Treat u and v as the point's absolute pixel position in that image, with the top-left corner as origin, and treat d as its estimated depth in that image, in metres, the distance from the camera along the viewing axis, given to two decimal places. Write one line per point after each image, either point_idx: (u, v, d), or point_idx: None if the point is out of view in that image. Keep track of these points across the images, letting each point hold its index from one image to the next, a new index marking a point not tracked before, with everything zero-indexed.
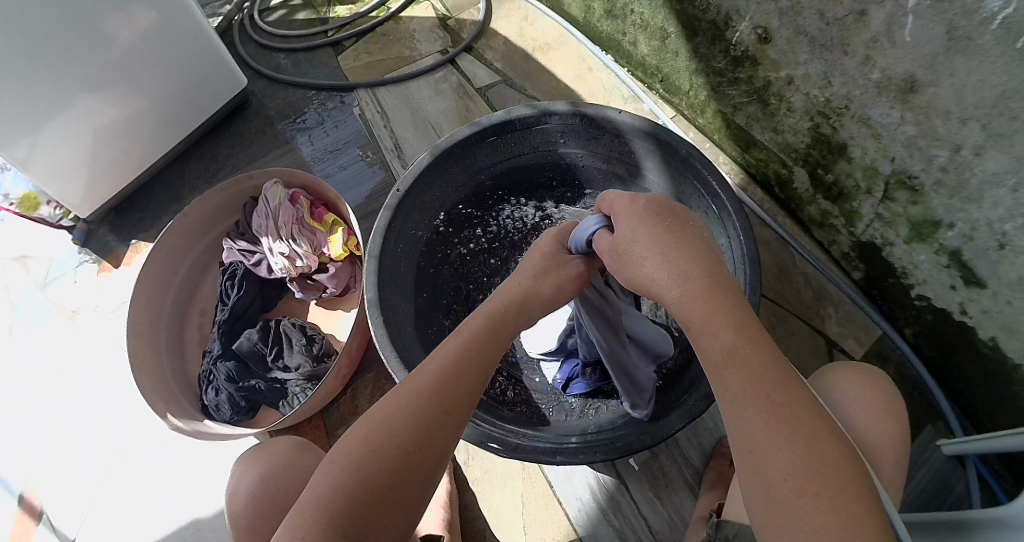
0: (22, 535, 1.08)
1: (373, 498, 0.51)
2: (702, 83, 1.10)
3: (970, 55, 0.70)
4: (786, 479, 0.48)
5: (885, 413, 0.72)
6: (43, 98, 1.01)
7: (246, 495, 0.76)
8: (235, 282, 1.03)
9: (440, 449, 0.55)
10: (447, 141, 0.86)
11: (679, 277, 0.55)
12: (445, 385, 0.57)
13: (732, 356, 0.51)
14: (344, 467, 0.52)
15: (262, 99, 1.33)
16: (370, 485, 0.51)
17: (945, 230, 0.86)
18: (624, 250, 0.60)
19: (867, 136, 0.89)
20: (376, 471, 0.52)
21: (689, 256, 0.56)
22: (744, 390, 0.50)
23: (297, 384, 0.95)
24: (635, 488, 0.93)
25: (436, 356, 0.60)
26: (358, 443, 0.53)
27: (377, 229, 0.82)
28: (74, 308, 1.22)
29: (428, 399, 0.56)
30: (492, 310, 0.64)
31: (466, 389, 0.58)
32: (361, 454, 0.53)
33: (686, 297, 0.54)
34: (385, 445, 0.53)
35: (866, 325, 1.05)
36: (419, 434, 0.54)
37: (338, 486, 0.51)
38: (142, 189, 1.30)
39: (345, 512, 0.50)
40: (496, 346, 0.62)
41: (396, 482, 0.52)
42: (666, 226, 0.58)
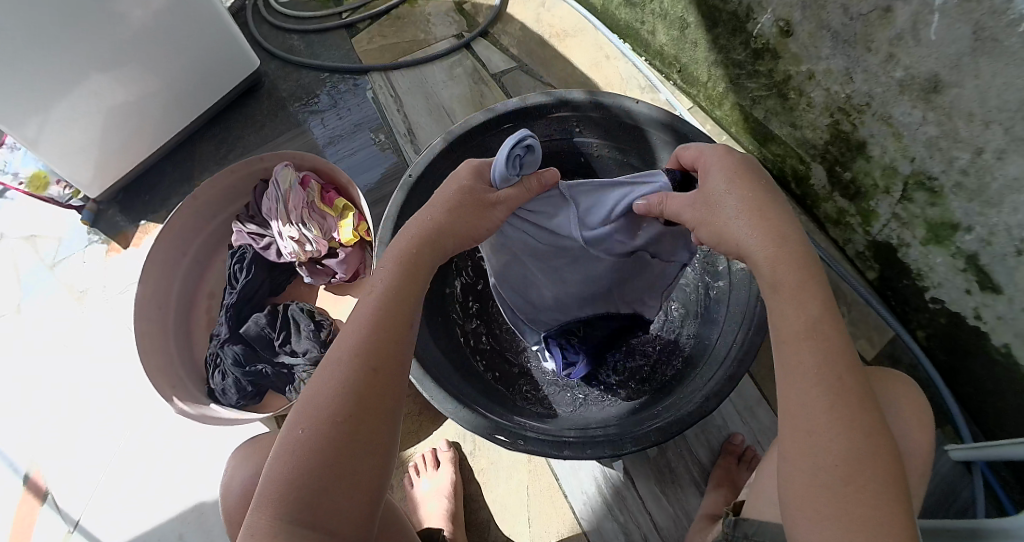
0: (27, 515, 1.08)
1: (315, 477, 0.50)
2: (721, 75, 1.08)
3: (997, 57, 0.69)
4: (837, 465, 0.49)
5: (920, 421, 0.70)
6: (54, 78, 1.00)
7: (239, 492, 0.76)
8: (244, 266, 1.02)
9: (376, 406, 0.53)
10: (461, 127, 0.85)
11: (774, 237, 0.58)
12: (364, 344, 0.55)
13: (811, 330, 0.53)
14: (283, 454, 0.51)
15: (274, 81, 1.32)
16: (308, 464, 0.50)
17: (963, 233, 0.84)
18: (713, 203, 0.62)
19: (888, 135, 0.87)
20: (326, 444, 0.51)
21: (778, 218, 0.59)
22: (814, 370, 0.52)
23: (304, 369, 0.94)
24: (641, 483, 0.92)
25: (353, 319, 0.58)
26: (290, 430, 0.52)
27: (388, 214, 0.81)
28: (82, 289, 1.22)
29: (349, 364, 0.54)
30: (400, 261, 0.63)
31: (389, 340, 0.56)
32: (295, 440, 0.51)
33: (779, 258, 0.57)
34: (330, 415, 0.52)
35: (878, 326, 1.04)
36: (347, 400, 0.52)
37: (280, 478, 0.50)
38: (152, 169, 1.29)
39: (292, 498, 0.49)
40: (407, 289, 0.61)
41: (334, 453, 0.51)
42: (764, 188, 0.61)
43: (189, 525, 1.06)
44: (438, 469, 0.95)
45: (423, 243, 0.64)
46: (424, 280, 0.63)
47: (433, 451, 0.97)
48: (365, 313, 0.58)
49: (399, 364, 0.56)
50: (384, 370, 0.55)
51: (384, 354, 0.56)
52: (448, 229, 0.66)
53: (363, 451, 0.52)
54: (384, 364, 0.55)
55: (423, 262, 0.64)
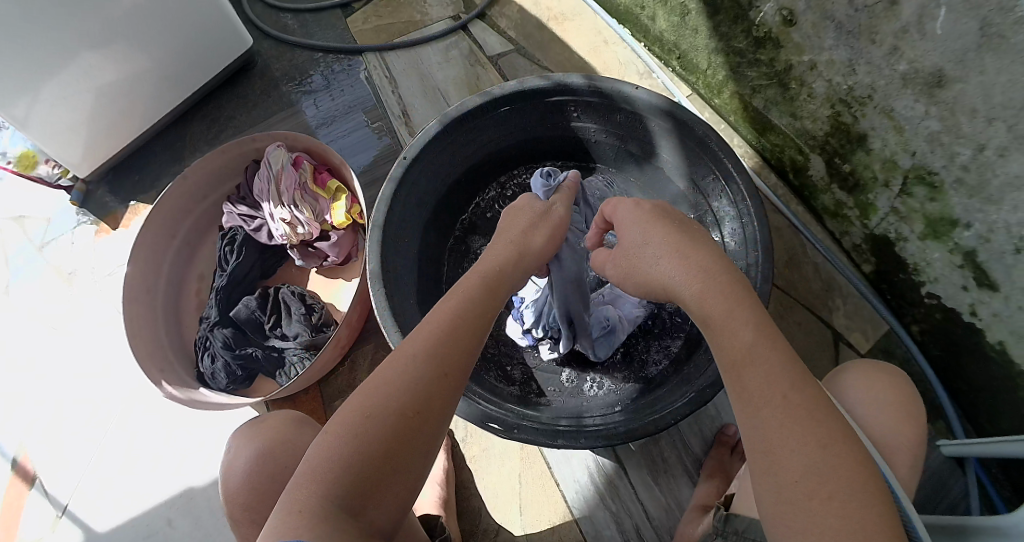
0: (15, 500, 1.07)
1: (373, 462, 0.50)
2: (721, 63, 1.07)
3: (1003, 54, 0.68)
4: (799, 481, 0.48)
5: (905, 414, 0.71)
6: (42, 56, 0.98)
7: (241, 476, 0.75)
8: (234, 248, 1.00)
9: (440, 408, 0.54)
10: (457, 109, 0.83)
11: (697, 274, 0.57)
12: (439, 347, 0.56)
13: (749, 356, 0.52)
14: (342, 436, 0.51)
15: (267, 61, 1.30)
16: (365, 456, 0.50)
17: (962, 230, 0.83)
18: (636, 251, 0.62)
19: (889, 128, 0.86)
20: (390, 433, 0.51)
21: (705, 256, 0.59)
22: (761, 390, 0.51)
23: (296, 352, 0.94)
24: (634, 473, 0.92)
25: (431, 318, 0.59)
26: (352, 412, 0.52)
27: (381, 198, 0.79)
28: (71, 270, 1.20)
29: (428, 362, 0.55)
30: (483, 278, 0.64)
31: (465, 352, 0.57)
32: (355, 424, 0.51)
33: (704, 295, 0.56)
34: (400, 404, 0.52)
35: (873, 319, 1.03)
36: (419, 396, 0.53)
37: (336, 455, 0.50)
38: (142, 149, 1.27)
39: (343, 483, 0.49)
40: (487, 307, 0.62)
41: (394, 451, 0.51)
42: (677, 229, 0.61)
43: (178, 511, 1.05)
44: None
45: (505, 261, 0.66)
46: (503, 300, 0.64)
47: None
48: (444, 317, 0.59)
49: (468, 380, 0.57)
50: (457, 377, 0.56)
51: (462, 361, 0.56)
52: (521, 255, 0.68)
53: (421, 448, 0.52)
54: (459, 370, 0.56)
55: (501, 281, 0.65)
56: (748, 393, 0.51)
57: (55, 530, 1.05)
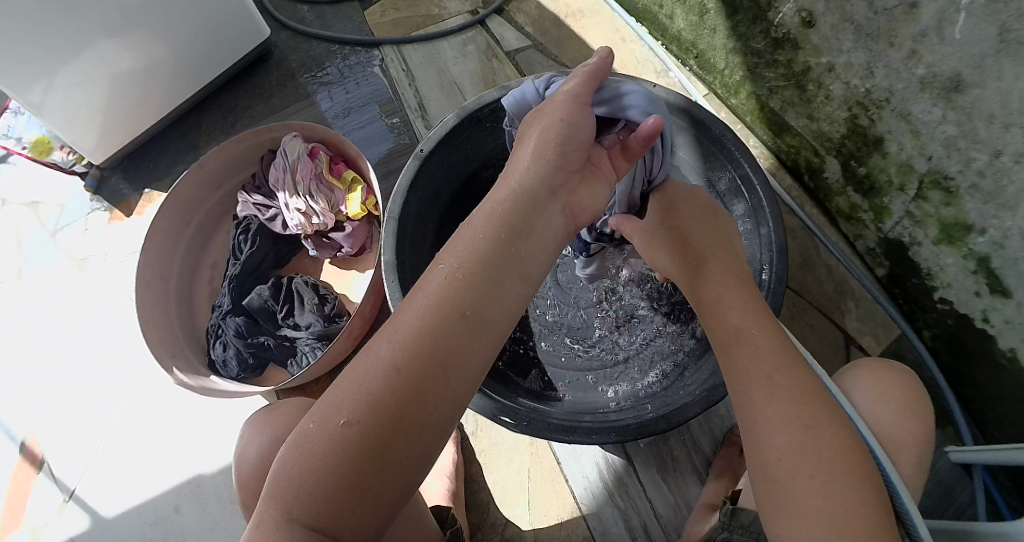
0: (24, 482, 1.07)
1: (324, 477, 0.48)
2: (739, 63, 1.07)
3: (1021, 60, 0.68)
4: None
5: (913, 413, 0.71)
6: (59, 42, 0.98)
7: (256, 457, 0.74)
8: (249, 237, 1.01)
9: (403, 414, 0.48)
10: (475, 103, 0.83)
11: (730, 269, 0.65)
12: (408, 337, 0.50)
13: None
14: (300, 443, 0.49)
15: (284, 52, 1.30)
16: (315, 466, 0.48)
17: (976, 236, 0.83)
18: (683, 239, 0.70)
19: (906, 132, 0.86)
20: (341, 448, 0.48)
21: (734, 254, 0.69)
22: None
23: (307, 343, 0.93)
24: (642, 471, 0.92)
25: (412, 303, 0.53)
26: (313, 419, 0.51)
27: (398, 190, 0.80)
28: (83, 256, 1.21)
29: (385, 362, 0.50)
30: (484, 247, 0.55)
31: (442, 337, 0.51)
32: (309, 434, 0.49)
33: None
34: (349, 415, 0.48)
35: (885, 323, 1.03)
36: (374, 403, 0.48)
37: (294, 467, 0.49)
38: (157, 137, 1.27)
39: (296, 495, 0.48)
40: (479, 281, 0.54)
41: (347, 461, 0.48)
42: (719, 226, 0.72)
43: (186, 498, 1.05)
44: (440, 448, 0.95)
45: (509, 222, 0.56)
46: (506, 265, 0.55)
47: None
48: (426, 301, 0.52)
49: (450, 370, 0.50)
50: (421, 377, 0.49)
51: (426, 357, 0.50)
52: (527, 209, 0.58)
53: (383, 462, 0.48)
54: (424, 368, 0.49)
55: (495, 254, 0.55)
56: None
57: (63, 513, 1.06)
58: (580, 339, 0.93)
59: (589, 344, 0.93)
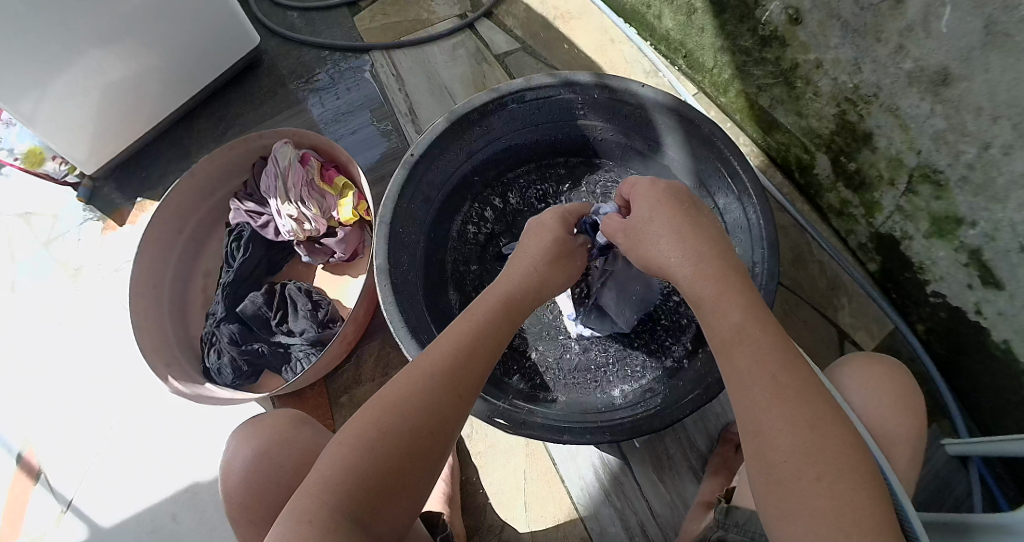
0: (21, 494, 1.07)
1: (381, 474, 0.52)
2: (727, 62, 1.07)
3: (1007, 52, 0.68)
4: (787, 461, 0.49)
5: (905, 407, 0.71)
6: (49, 52, 0.98)
7: (243, 467, 0.75)
8: (241, 244, 1.01)
9: (450, 421, 0.56)
10: (464, 107, 0.83)
11: (693, 256, 0.59)
12: (461, 367, 0.58)
13: (739, 335, 0.54)
14: (359, 447, 0.52)
15: (274, 59, 1.30)
16: (378, 471, 0.51)
17: (967, 228, 0.83)
18: (642, 226, 0.64)
19: (895, 126, 0.86)
20: (400, 447, 0.53)
21: (702, 237, 0.60)
22: (750, 371, 0.52)
23: (302, 349, 0.94)
24: (638, 470, 0.92)
25: (452, 334, 0.60)
26: (367, 427, 0.53)
27: (388, 195, 0.80)
28: (77, 266, 1.21)
29: (442, 376, 0.57)
30: (506, 302, 0.65)
31: (484, 364, 0.60)
32: (371, 440, 0.52)
33: (698, 275, 0.58)
34: (410, 419, 0.54)
35: (878, 318, 1.03)
36: (431, 410, 0.55)
37: (347, 465, 0.51)
38: (149, 146, 1.27)
39: (359, 497, 0.50)
40: (505, 329, 0.64)
41: (409, 470, 0.53)
42: (684, 209, 0.63)
43: (184, 506, 1.05)
44: None
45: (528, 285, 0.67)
46: (520, 320, 0.66)
47: None
48: (468, 330, 0.61)
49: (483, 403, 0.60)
50: (468, 393, 0.57)
51: (473, 376, 0.58)
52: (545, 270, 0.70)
53: (428, 462, 0.54)
54: (470, 385, 0.58)
55: (519, 299, 0.66)
56: (750, 391, 0.52)
57: (60, 525, 1.05)
58: (574, 340, 0.93)
59: (584, 345, 0.93)
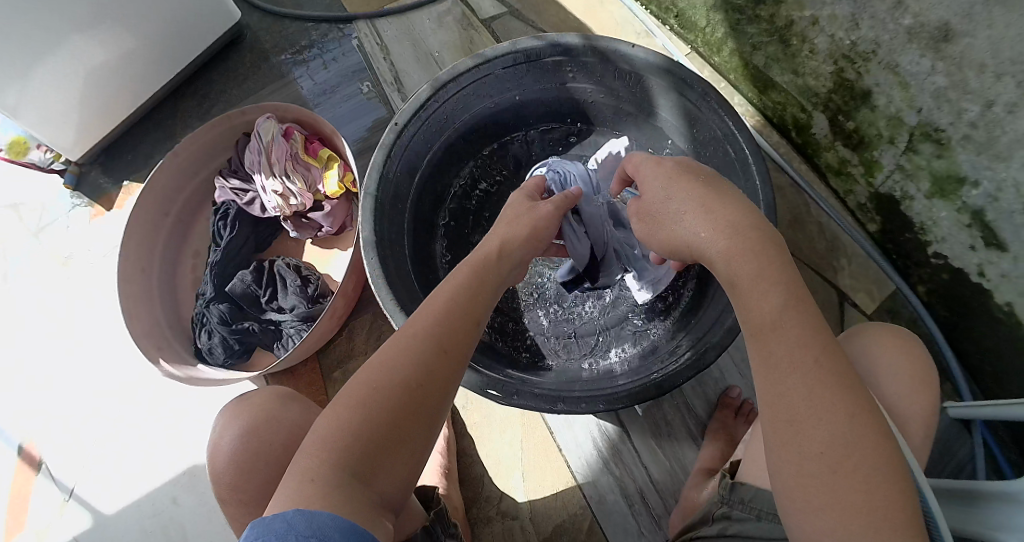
0: (23, 486, 1.07)
1: (370, 431, 0.51)
2: (721, 20, 1.04)
3: (1011, 5, 0.66)
4: (823, 453, 0.49)
5: (919, 383, 0.69)
6: (28, 40, 0.96)
7: (229, 450, 0.73)
8: (228, 222, 0.99)
9: (444, 380, 0.55)
10: (449, 73, 0.80)
11: (725, 229, 0.56)
12: (444, 322, 0.57)
13: (777, 322, 0.52)
14: (351, 404, 0.52)
15: (256, 33, 1.27)
16: (372, 422, 0.51)
17: (969, 188, 0.81)
18: (658, 206, 0.61)
19: (894, 84, 0.84)
20: (395, 404, 0.52)
21: (732, 210, 0.57)
22: (788, 357, 0.51)
23: (293, 326, 0.93)
24: (638, 438, 0.91)
25: (438, 294, 0.60)
26: (362, 380, 0.54)
27: (373, 165, 0.78)
28: (66, 254, 1.19)
29: (432, 335, 0.56)
30: (474, 255, 0.65)
31: (470, 319, 0.59)
32: (361, 395, 0.53)
33: (731, 250, 0.55)
34: (404, 375, 0.54)
35: (879, 279, 1.01)
36: (422, 368, 0.54)
37: (341, 424, 0.51)
38: (134, 128, 1.25)
39: (353, 454, 0.50)
40: (472, 262, 0.63)
41: (396, 427, 0.52)
42: (705, 184, 0.60)
43: (183, 490, 1.05)
44: None
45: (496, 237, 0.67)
46: (512, 266, 0.66)
47: None
48: (460, 286, 0.60)
49: (461, 340, 0.57)
50: (458, 346, 0.57)
51: (463, 331, 0.58)
52: (510, 259, 0.66)
53: (421, 418, 0.53)
54: (460, 341, 0.57)
55: (510, 244, 0.66)
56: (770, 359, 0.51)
57: (63, 514, 1.05)
58: (578, 310, 0.91)
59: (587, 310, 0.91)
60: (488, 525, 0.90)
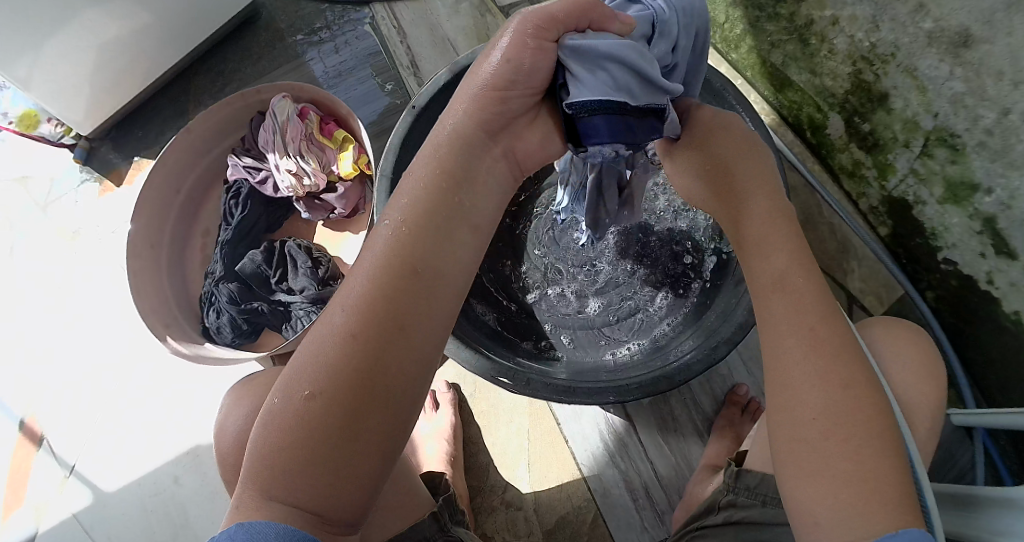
0: (23, 461, 1.07)
1: (294, 454, 0.45)
2: (740, 16, 1.04)
3: None
4: (826, 429, 0.48)
5: (930, 378, 0.69)
6: (44, 13, 0.96)
7: (234, 432, 0.73)
8: (240, 201, 1.00)
9: (373, 374, 0.46)
10: (467, 58, 0.80)
11: (749, 195, 0.56)
12: (364, 303, 0.47)
13: (780, 287, 0.53)
14: (272, 423, 0.46)
15: (272, 13, 1.26)
16: (292, 443, 0.45)
17: (982, 195, 0.81)
18: (696, 156, 0.61)
19: (912, 87, 0.83)
20: (315, 421, 0.45)
21: (755, 174, 0.58)
22: (794, 344, 0.51)
23: (302, 307, 0.93)
24: (644, 432, 0.91)
25: (359, 266, 0.50)
26: (283, 395, 0.47)
27: (390, 146, 0.78)
28: (75, 229, 1.19)
29: (348, 324, 0.46)
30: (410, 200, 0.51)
31: (396, 290, 0.48)
32: (280, 413, 0.46)
33: (754, 214, 0.55)
34: (321, 384, 0.45)
35: (888, 283, 1.02)
36: (341, 371, 0.45)
37: (267, 446, 0.46)
38: (147, 105, 1.25)
39: (280, 479, 0.45)
40: (395, 215, 0.51)
41: (320, 447, 0.44)
42: (742, 145, 0.59)
43: (186, 469, 1.05)
44: (438, 411, 0.94)
45: (444, 176, 0.52)
46: (457, 212, 0.51)
47: (432, 393, 0.96)
48: (379, 253, 0.49)
49: (383, 320, 0.46)
50: (383, 330, 0.46)
51: (387, 308, 0.47)
52: (451, 205, 0.52)
53: (352, 430, 0.45)
54: (386, 323, 0.47)
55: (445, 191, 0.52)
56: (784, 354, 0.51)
57: (64, 490, 1.05)
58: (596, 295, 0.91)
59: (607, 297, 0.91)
60: (490, 515, 0.90)
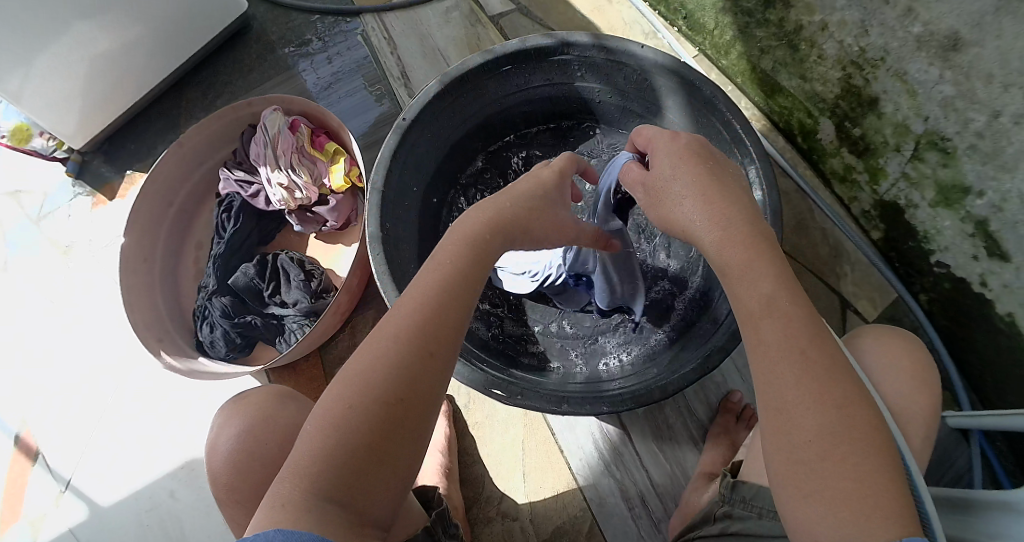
0: (19, 476, 1.06)
1: (348, 452, 0.48)
2: (729, 23, 1.04)
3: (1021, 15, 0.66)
4: (813, 442, 0.48)
5: (920, 382, 0.69)
6: (34, 27, 0.95)
7: (226, 451, 0.73)
8: (231, 215, 0.99)
9: (420, 389, 0.51)
10: (458, 69, 0.80)
11: (719, 221, 0.56)
12: (416, 327, 0.53)
13: (770, 308, 0.52)
14: (327, 425, 0.49)
15: (263, 24, 1.26)
16: (347, 443, 0.48)
17: (974, 198, 0.81)
18: (662, 186, 0.62)
19: (902, 91, 0.84)
20: (371, 424, 0.49)
21: (729, 202, 0.57)
22: (789, 356, 0.50)
23: (295, 320, 0.93)
24: (639, 441, 0.91)
25: (408, 293, 0.56)
26: (338, 399, 0.50)
27: (380, 160, 0.77)
28: (67, 243, 1.18)
29: (403, 342, 0.52)
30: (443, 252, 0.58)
31: (443, 319, 0.54)
32: (336, 414, 0.49)
33: (725, 241, 0.55)
34: (380, 391, 0.50)
35: (881, 287, 1.02)
36: (398, 383, 0.50)
37: (319, 444, 0.48)
38: (139, 117, 1.25)
39: (328, 477, 0.47)
40: (445, 254, 0.58)
41: (370, 451, 0.49)
42: (709, 171, 0.60)
43: (181, 482, 1.04)
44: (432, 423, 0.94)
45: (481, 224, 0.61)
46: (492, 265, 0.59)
47: None
48: (430, 285, 0.56)
49: (436, 343, 0.53)
50: (434, 351, 0.53)
51: (437, 334, 0.53)
52: (489, 252, 0.59)
53: (399, 437, 0.50)
54: (437, 345, 0.53)
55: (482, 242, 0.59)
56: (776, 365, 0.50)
57: (58, 504, 1.05)
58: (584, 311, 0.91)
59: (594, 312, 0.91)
60: (487, 525, 0.90)
